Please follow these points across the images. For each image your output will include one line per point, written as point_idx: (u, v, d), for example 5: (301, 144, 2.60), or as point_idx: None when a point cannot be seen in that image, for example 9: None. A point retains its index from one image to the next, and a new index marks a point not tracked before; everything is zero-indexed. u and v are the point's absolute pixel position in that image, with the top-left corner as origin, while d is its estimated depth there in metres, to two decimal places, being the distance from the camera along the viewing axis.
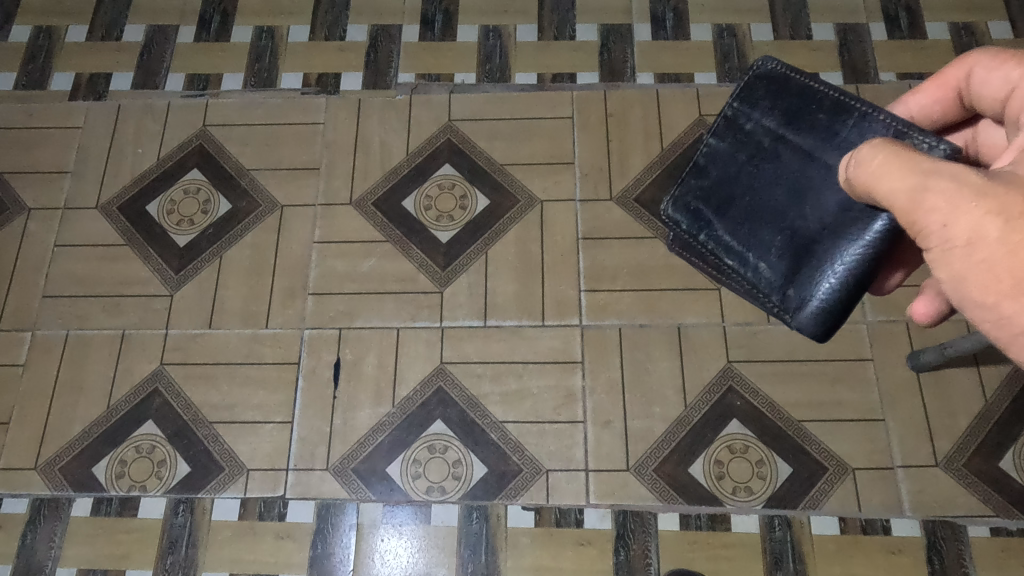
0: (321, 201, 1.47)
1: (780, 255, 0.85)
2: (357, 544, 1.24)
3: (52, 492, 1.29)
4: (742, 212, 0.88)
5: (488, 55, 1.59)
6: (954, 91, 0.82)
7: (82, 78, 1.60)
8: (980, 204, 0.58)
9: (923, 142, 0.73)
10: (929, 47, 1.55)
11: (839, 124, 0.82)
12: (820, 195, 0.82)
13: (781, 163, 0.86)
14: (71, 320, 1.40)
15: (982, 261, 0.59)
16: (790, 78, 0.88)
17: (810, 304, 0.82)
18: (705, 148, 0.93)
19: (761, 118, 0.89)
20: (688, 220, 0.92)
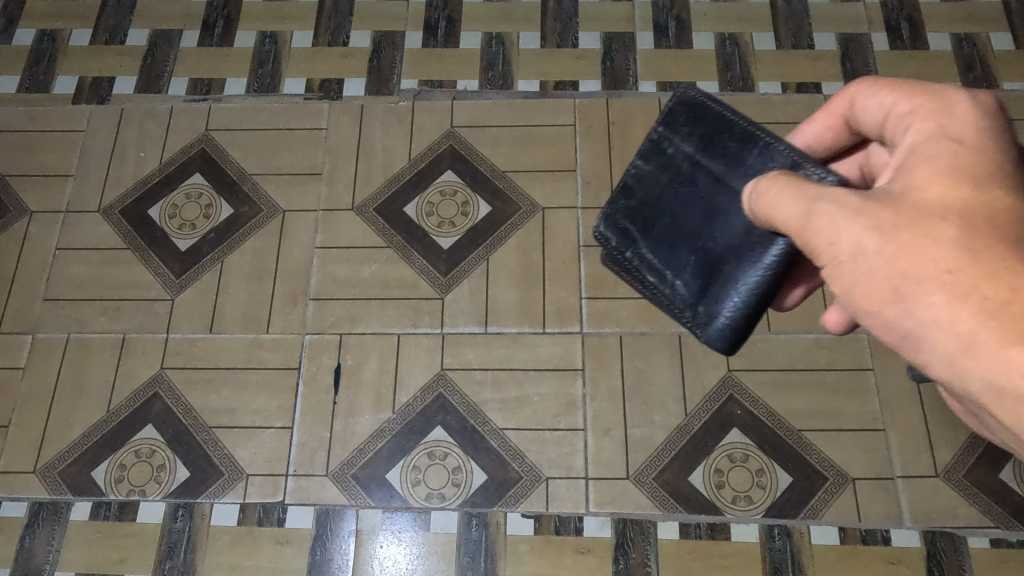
0: (323, 206, 1.47)
1: (693, 273, 0.84)
2: (357, 550, 1.24)
3: (51, 495, 1.28)
4: (663, 231, 0.87)
5: (491, 62, 1.59)
6: (841, 118, 0.81)
7: (86, 82, 1.60)
8: (857, 220, 0.64)
9: (815, 173, 0.74)
10: (930, 58, 1.56)
11: (747, 151, 0.81)
12: (729, 217, 0.82)
13: (697, 187, 0.85)
14: (71, 323, 1.40)
15: (863, 272, 0.64)
16: (708, 105, 0.86)
17: (719, 320, 0.82)
18: (632, 169, 0.91)
19: (681, 142, 0.87)
20: (617, 237, 0.91)
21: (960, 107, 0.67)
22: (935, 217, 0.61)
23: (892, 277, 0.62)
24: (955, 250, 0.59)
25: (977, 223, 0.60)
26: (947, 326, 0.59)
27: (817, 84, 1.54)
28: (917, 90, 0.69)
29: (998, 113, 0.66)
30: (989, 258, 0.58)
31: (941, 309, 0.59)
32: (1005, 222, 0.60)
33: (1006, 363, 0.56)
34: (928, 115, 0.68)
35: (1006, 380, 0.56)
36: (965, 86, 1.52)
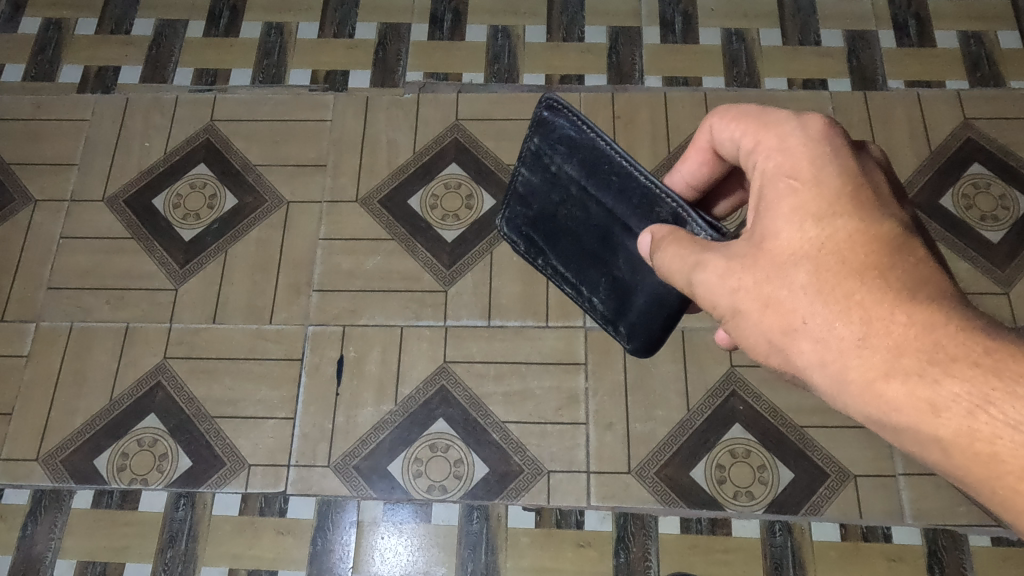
0: (327, 198, 1.47)
1: (605, 292, 0.91)
2: (357, 541, 1.25)
3: (53, 483, 1.29)
4: (567, 248, 0.93)
5: (497, 55, 1.59)
6: (711, 152, 0.80)
7: (91, 71, 1.60)
8: (728, 279, 0.67)
9: (697, 228, 0.75)
10: (937, 54, 1.55)
11: (629, 188, 0.82)
12: (625, 248, 0.86)
13: (589, 212, 0.88)
14: (75, 312, 1.40)
15: (748, 327, 0.67)
16: (578, 127, 0.86)
17: (635, 335, 0.89)
18: (521, 179, 0.95)
19: (562, 162, 0.89)
20: (524, 244, 0.98)
21: (793, 138, 0.67)
22: (790, 264, 0.63)
23: (769, 328, 0.65)
24: (813, 293, 0.62)
25: (827, 261, 0.62)
26: (822, 367, 0.62)
27: (823, 80, 1.54)
28: (755, 124, 0.69)
29: (830, 136, 0.66)
30: (843, 296, 0.60)
31: (812, 352, 0.62)
32: (855, 250, 0.61)
33: (874, 397, 0.58)
34: (769, 149, 0.68)
35: (880, 412, 0.58)
36: (971, 84, 1.52)
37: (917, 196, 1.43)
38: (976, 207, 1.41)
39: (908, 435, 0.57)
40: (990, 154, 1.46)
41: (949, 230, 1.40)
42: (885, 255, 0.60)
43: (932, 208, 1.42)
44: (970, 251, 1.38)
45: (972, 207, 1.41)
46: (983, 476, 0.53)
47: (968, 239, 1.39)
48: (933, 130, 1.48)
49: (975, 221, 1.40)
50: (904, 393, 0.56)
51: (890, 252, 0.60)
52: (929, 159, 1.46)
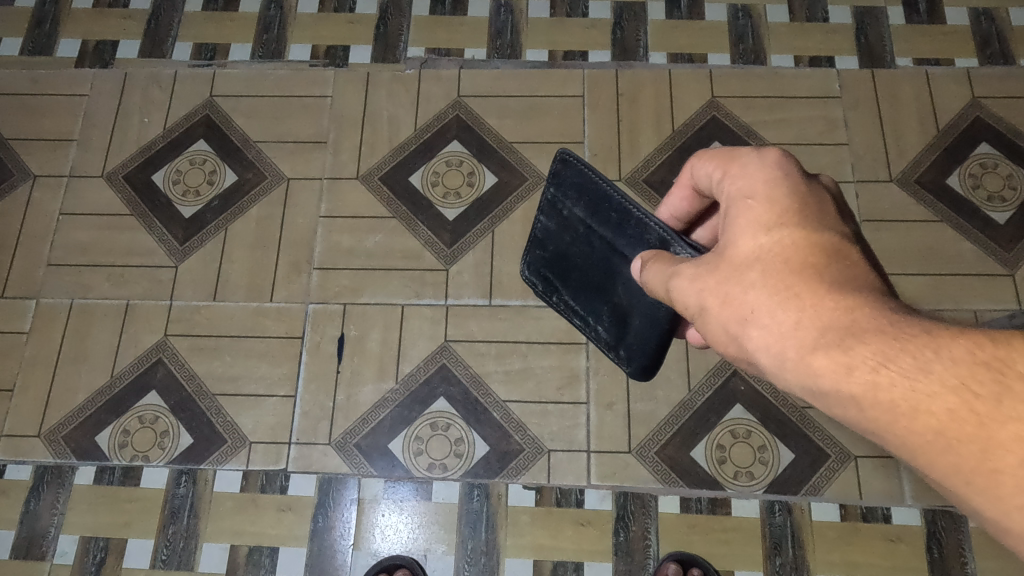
0: (328, 175, 1.46)
1: (608, 322, 0.92)
2: (358, 518, 1.25)
3: (56, 459, 1.29)
4: (577, 283, 0.96)
5: (499, 30, 1.56)
6: (694, 189, 0.80)
7: (89, 45, 1.58)
8: (695, 282, 0.68)
9: (681, 250, 0.77)
10: (947, 32, 1.53)
11: (625, 224, 0.85)
12: (627, 279, 0.88)
13: (594, 248, 0.91)
14: (75, 289, 1.40)
15: (709, 324, 0.67)
16: (586, 174, 0.90)
17: (636, 359, 0.90)
18: (539, 224, 0.99)
19: (572, 207, 0.93)
20: (542, 283, 1.01)
21: (751, 164, 0.68)
22: (744, 266, 0.64)
23: (724, 321, 0.65)
24: (761, 286, 0.61)
25: (774, 259, 0.62)
26: (766, 353, 0.60)
27: (830, 58, 1.52)
28: (717, 153, 0.71)
29: (788, 165, 0.68)
30: (785, 287, 0.60)
31: (756, 340, 0.61)
32: (798, 252, 0.61)
33: (803, 369, 0.56)
34: (732, 176, 0.69)
35: (812, 386, 0.56)
36: (981, 62, 1.50)
37: (923, 176, 1.41)
38: (983, 188, 1.40)
39: (837, 406, 0.54)
40: (997, 133, 1.44)
41: (955, 211, 1.39)
42: (824, 257, 0.60)
43: (938, 188, 1.40)
44: (975, 232, 1.37)
45: (979, 187, 1.40)
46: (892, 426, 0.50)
47: (974, 220, 1.38)
48: (941, 110, 1.46)
49: (982, 202, 1.39)
50: (825, 360, 0.54)
51: (831, 254, 0.60)
52: (936, 139, 1.44)
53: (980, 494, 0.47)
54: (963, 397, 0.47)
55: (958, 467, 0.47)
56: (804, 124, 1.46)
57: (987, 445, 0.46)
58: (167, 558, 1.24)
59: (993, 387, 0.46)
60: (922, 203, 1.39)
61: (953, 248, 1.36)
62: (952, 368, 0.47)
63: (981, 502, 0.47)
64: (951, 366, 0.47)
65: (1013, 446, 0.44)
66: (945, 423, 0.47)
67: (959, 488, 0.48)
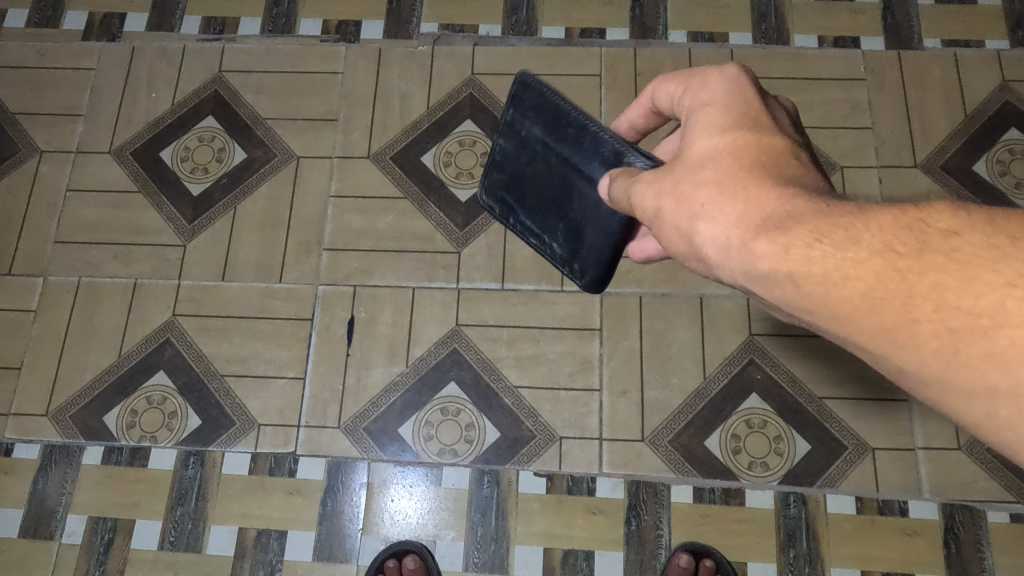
0: (339, 153, 1.43)
1: (562, 237, 0.91)
2: (367, 502, 1.24)
3: (63, 439, 1.28)
4: (532, 202, 0.93)
5: (515, 6, 1.52)
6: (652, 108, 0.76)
7: (96, 18, 1.55)
8: (653, 186, 0.65)
9: (635, 160, 0.77)
10: (978, 12, 1.48)
11: (581, 139, 0.84)
12: (580, 196, 0.86)
13: (549, 165, 0.89)
14: (83, 267, 1.38)
15: (664, 226, 0.64)
16: (546, 95, 0.88)
17: (589, 272, 0.90)
18: (496, 147, 0.96)
19: (530, 127, 0.91)
20: (498, 207, 0.98)
21: (710, 78, 0.65)
22: (699, 166, 0.61)
23: (678, 220, 0.61)
24: (711, 183, 0.59)
25: (725, 157, 0.59)
26: (711, 247, 0.57)
27: (856, 38, 1.47)
28: (678, 72, 0.68)
29: (745, 80, 0.65)
30: (733, 182, 0.57)
31: (704, 233, 0.57)
32: (750, 151, 0.58)
33: (742, 255, 0.53)
34: (692, 90, 0.66)
35: (751, 273, 0.53)
36: (1012, 44, 1.45)
37: (949, 162, 1.38)
38: (1011, 174, 1.36)
39: (778, 289, 0.51)
40: None
41: (981, 198, 1.35)
42: (774, 156, 0.58)
43: (964, 174, 1.37)
44: None
45: (1007, 174, 1.36)
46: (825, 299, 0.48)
47: (1001, 208, 1.34)
48: (969, 94, 1.42)
49: (1009, 189, 1.35)
50: (764, 241, 0.51)
51: (782, 152, 0.58)
52: (963, 123, 1.40)
53: (903, 349, 0.45)
54: (887, 258, 0.45)
55: (881, 327, 0.46)
56: (826, 106, 1.42)
57: (909, 298, 0.44)
58: (175, 540, 1.24)
59: (915, 244, 0.45)
60: (947, 190, 1.36)
61: None
62: (879, 232, 0.46)
63: (908, 359, 0.46)
64: (878, 231, 0.46)
65: (932, 293, 0.43)
66: (870, 284, 0.46)
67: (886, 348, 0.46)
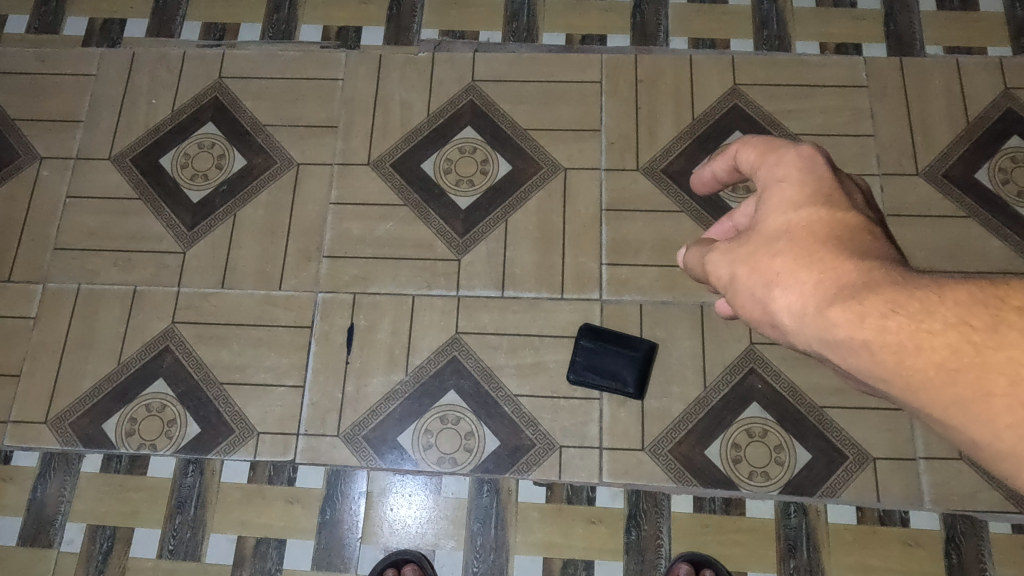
0: (338, 160, 1.43)
1: None
2: (367, 511, 1.24)
3: (62, 446, 1.28)
4: None
5: (515, 12, 1.52)
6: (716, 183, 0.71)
7: (96, 24, 1.55)
8: (727, 254, 0.60)
9: None
10: (980, 19, 1.47)
11: None
12: None
13: None
14: (82, 274, 1.38)
15: (738, 296, 0.58)
16: None
17: None
18: None
19: None
20: None
21: (786, 151, 0.61)
22: (774, 237, 0.56)
23: (752, 289, 0.56)
24: (786, 252, 0.53)
25: (803, 230, 0.54)
26: (786, 317, 0.51)
27: (857, 45, 1.46)
28: (751, 138, 0.63)
29: (821, 156, 0.61)
30: (808, 253, 0.52)
31: (778, 303, 0.52)
32: (827, 224, 0.53)
33: (816, 323, 0.48)
34: (764, 159, 0.62)
35: (826, 344, 0.47)
36: (1014, 52, 1.44)
37: (951, 169, 1.37)
38: (1013, 183, 1.36)
39: (856, 361, 0.45)
40: None
41: (983, 206, 1.34)
42: (851, 229, 0.53)
43: (966, 182, 1.36)
44: (1004, 229, 1.33)
45: (1009, 182, 1.36)
46: (899, 371, 0.43)
47: (1003, 216, 1.34)
48: (972, 101, 1.41)
49: (1011, 197, 1.35)
50: (838, 307, 0.46)
51: (860, 228, 0.53)
52: (965, 131, 1.40)
53: (976, 428, 0.39)
54: (963, 331, 0.40)
55: (956, 401, 0.40)
56: (827, 113, 1.42)
57: (982, 372, 0.39)
58: (174, 548, 1.23)
59: (992, 319, 0.40)
60: (949, 198, 1.35)
61: (980, 245, 1.32)
62: (956, 307, 0.41)
63: (981, 436, 0.39)
64: (953, 305, 0.41)
65: (1008, 368, 0.38)
66: (944, 356, 0.40)
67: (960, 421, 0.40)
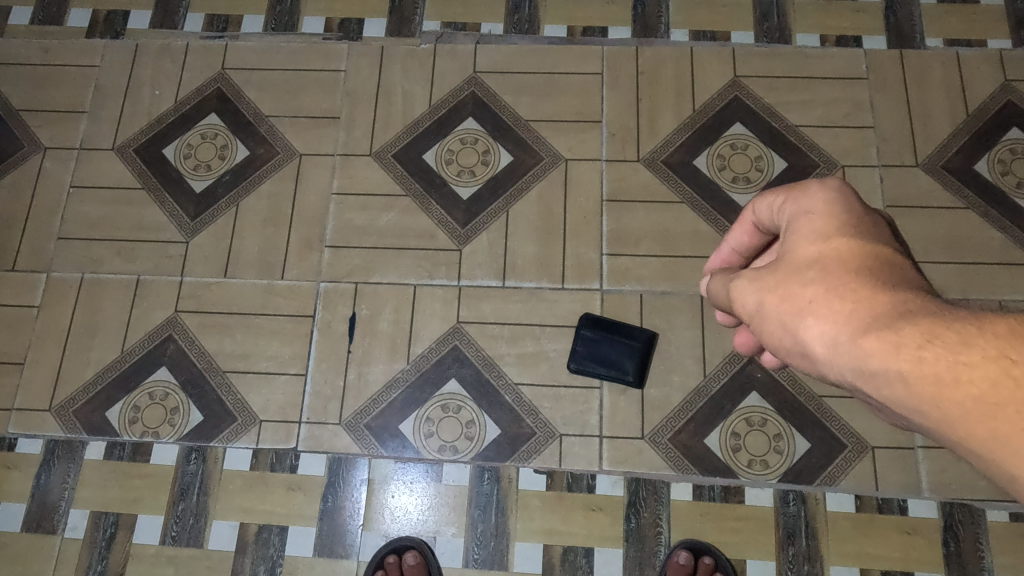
0: (341, 151, 1.43)
1: None
2: (368, 498, 1.25)
3: (66, 434, 1.29)
4: None
5: (517, 4, 1.52)
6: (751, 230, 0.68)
7: (100, 15, 1.55)
8: (755, 283, 0.59)
9: None
10: (980, 12, 1.48)
11: None
12: None
13: None
14: (86, 263, 1.38)
15: (768, 325, 0.57)
16: None
17: None
18: None
19: None
20: None
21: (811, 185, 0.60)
22: (804, 265, 0.54)
23: (783, 319, 0.54)
24: (818, 280, 0.52)
25: (832, 258, 0.52)
26: (818, 348, 0.49)
27: (858, 37, 1.47)
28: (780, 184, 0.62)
29: (851, 192, 0.59)
30: (840, 281, 0.50)
31: (811, 332, 0.50)
32: (858, 254, 0.51)
33: (850, 353, 0.46)
34: (789, 196, 0.60)
35: (862, 373, 0.46)
36: (1014, 44, 1.45)
37: (950, 161, 1.38)
38: (1012, 174, 1.36)
39: (892, 391, 0.43)
40: None
41: (982, 198, 1.35)
42: (883, 260, 0.51)
43: (965, 174, 1.37)
44: (1003, 220, 1.33)
45: (1008, 173, 1.36)
46: (936, 402, 0.41)
47: (1002, 207, 1.34)
48: (971, 94, 1.42)
49: (1010, 189, 1.35)
50: (873, 338, 0.44)
51: (891, 258, 0.51)
52: (965, 123, 1.40)
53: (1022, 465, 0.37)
54: (1001, 363, 0.38)
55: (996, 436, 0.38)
56: (828, 105, 1.42)
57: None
58: (177, 534, 1.24)
59: None
60: (948, 189, 1.36)
61: (979, 236, 1.33)
62: (994, 339, 0.39)
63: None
64: (993, 337, 0.39)
65: None
66: (983, 390, 0.38)
67: (1004, 458, 0.37)
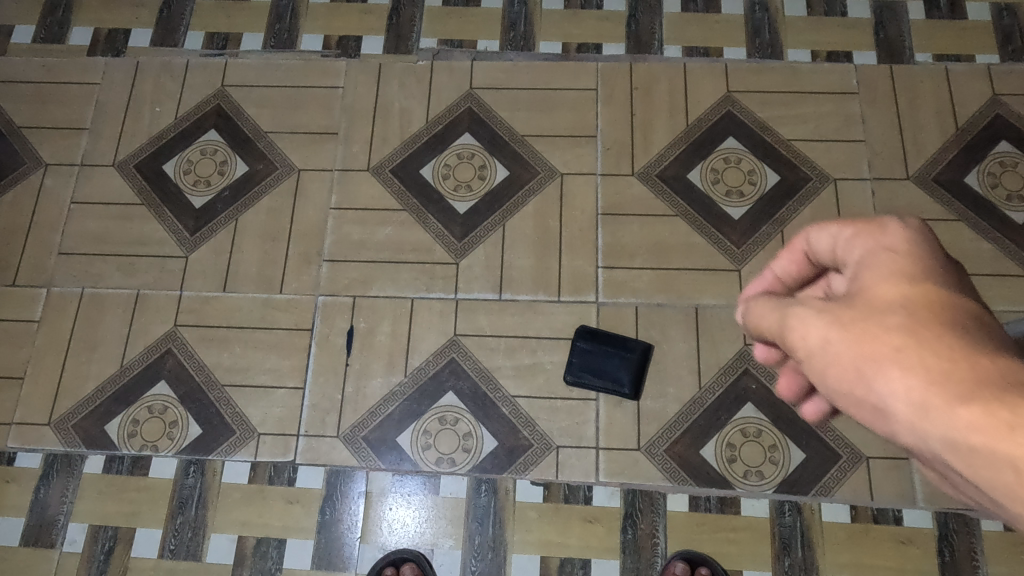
0: (339, 166, 1.45)
1: None
2: (366, 511, 1.25)
3: (65, 448, 1.30)
4: None
5: (513, 22, 1.55)
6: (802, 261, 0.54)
7: (101, 34, 1.58)
8: (821, 316, 0.44)
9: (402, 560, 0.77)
10: (968, 27, 1.50)
11: None
12: None
13: None
14: (86, 278, 1.40)
15: (835, 376, 0.42)
16: None
17: None
18: None
19: None
20: None
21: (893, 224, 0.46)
22: (890, 306, 0.40)
23: (863, 371, 0.40)
24: (925, 330, 0.38)
25: (943, 310, 0.38)
26: (925, 422, 0.36)
27: (848, 53, 1.49)
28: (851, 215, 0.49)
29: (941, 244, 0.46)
30: (961, 337, 0.36)
31: (918, 397, 0.36)
32: (974, 313, 0.38)
33: (981, 432, 0.33)
34: (864, 231, 0.47)
35: (992, 460, 0.32)
36: (1002, 59, 1.47)
37: (941, 174, 1.39)
38: (1002, 187, 1.38)
39: None
40: (1018, 131, 1.42)
41: (973, 210, 1.37)
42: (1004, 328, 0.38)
43: (956, 186, 1.38)
44: (994, 232, 1.35)
45: (998, 186, 1.38)
46: None
47: (992, 219, 1.36)
48: (960, 108, 1.44)
49: (1000, 201, 1.37)
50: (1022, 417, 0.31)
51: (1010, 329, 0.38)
52: (955, 136, 1.42)
53: None
54: None
55: None
56: (819, 119, 1.44)
57: None
58: (175, 548, 1.25)
59: None
60: (939, 201, 1.37)
61: (970, 248, 1.34)
62: None
63: None
64: None
65: None
66: None
67: None
